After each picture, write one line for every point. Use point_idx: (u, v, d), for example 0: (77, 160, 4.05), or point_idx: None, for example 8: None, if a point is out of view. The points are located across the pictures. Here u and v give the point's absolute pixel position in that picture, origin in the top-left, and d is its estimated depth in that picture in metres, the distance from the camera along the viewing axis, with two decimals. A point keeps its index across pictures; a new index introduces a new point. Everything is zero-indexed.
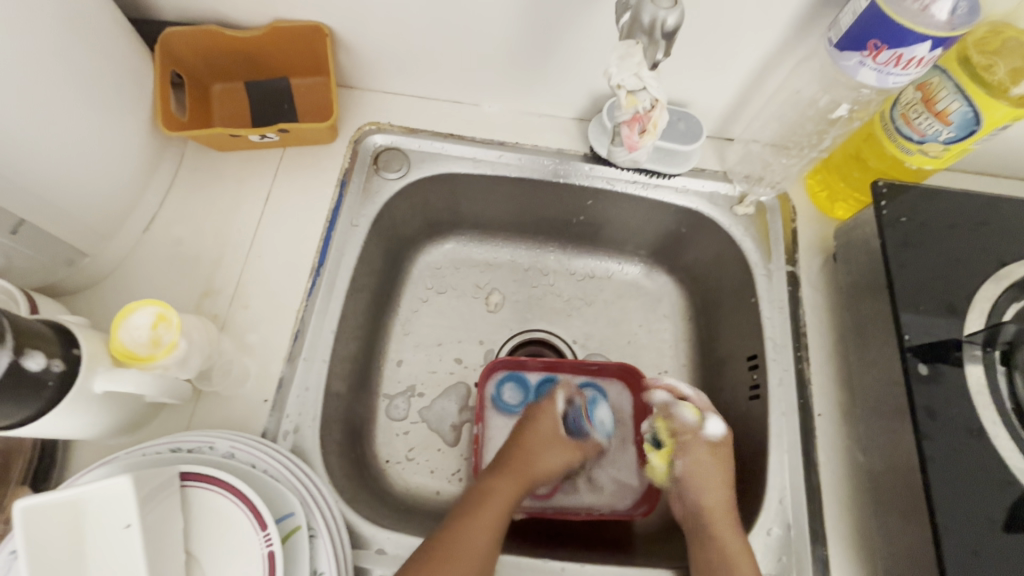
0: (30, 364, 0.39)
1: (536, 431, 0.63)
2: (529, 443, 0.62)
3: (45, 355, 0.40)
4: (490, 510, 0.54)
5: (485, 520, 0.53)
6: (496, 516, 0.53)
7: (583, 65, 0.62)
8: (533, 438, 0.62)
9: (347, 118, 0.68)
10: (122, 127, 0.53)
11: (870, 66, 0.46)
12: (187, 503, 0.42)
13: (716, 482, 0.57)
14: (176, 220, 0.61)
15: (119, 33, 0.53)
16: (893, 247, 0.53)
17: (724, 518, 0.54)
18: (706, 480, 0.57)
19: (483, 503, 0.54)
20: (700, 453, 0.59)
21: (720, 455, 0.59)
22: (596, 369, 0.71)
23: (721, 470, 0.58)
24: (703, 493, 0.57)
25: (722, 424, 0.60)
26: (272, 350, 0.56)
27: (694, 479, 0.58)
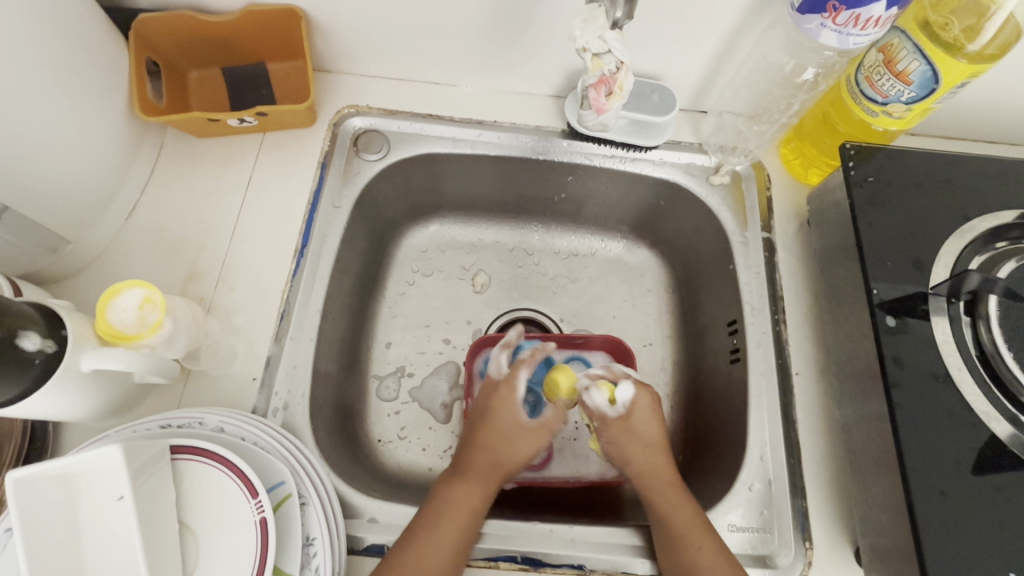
0: (25, 343, 0.41)
1: (506, 422, 0.59)
2: (501, 436, 0.58)
3: (40, 335, 0.42)
4: (459, 515, 0.52)
5: (456, 525, 0.51)
6: (459, 518, 0.52)
7: (557, 40, 0.63)
8: (509, 430, 0.59)
9: (326, 102, 0.68)
10: (99, 113, 0.53)
11: (831, 28, 0.48)
12: (178, 475, 0.43)
13: (650, 442, 0.58)
14: (159, 207, 0.62)
15: (91, 19, 0.53)
16: (861, 207, 0.55)
17: (672, 485, 0.55)
18: (638, 445, 0.57)
19: (452, 508, 0.52)
20: (612, 423, 0.58)
21: (648, 419, 0.58)
22: (582, 343, 0.72)
23: (648, 433, 0.58)
24: (653, 460, 0.57)
25: (634, 389, 0.58)
26: (259, 330, 0.57)
27: (623, 447, 0.58)
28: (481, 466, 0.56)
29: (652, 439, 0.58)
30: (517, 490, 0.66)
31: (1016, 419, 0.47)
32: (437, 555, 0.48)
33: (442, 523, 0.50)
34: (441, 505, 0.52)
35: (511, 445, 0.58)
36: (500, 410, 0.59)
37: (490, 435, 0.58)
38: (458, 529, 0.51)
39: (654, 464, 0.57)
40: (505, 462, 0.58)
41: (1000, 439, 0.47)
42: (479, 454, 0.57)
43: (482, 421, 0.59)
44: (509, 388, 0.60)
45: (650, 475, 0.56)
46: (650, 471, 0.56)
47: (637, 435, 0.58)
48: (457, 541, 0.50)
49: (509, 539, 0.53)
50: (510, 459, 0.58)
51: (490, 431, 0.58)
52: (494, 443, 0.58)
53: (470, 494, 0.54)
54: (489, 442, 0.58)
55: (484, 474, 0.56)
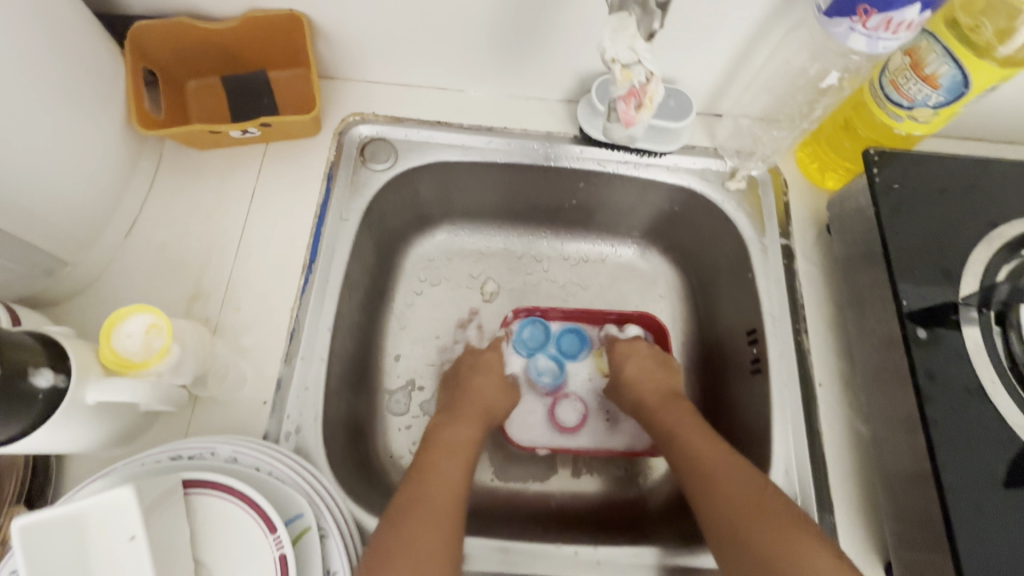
0: (40, 380, 0.39)
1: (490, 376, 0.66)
2: (489, 386, 0.65)
3: (54, 372, 0.40)
4: (458, 451, 0.56)
5: (452, 464, 0.54)
6: (462, 452, 0.56)
7: (569, 45, 0.61)
8: (491, 381, 0.66)
9: (331, 110, 0.66)
10: (94, 127, 0.51)
11: (860, 32, 0.46)
12: (191, 510, 0.41)
13: (650, 373, 0.65)
14: (160, 223, 0.59)
15: (84, 28, 0.50)
16: (887, 215, 0.54)
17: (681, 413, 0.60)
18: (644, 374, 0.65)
19: (451, 445, 0.56)
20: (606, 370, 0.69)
21: (646, 356, 0.66)
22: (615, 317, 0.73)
23: (643, 365, 0.65)
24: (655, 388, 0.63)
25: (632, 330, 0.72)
26: (269, 350, 0.55)
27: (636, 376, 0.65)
28: (475, 411, 0.62)
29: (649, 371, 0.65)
30: (534, 504, 0.66)
31: None
32: (436, 490, 0.51)
33: (441, 463, 0.54)
34: (440, 444, 0.56)
35: (497, 395, 0.65)
36: (492, 367, 0.68)
37: (478, 385, 0.65)
38: (457, 466, 0.54)
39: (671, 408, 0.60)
40: (495, 409, 0.64)
41: None
42: (473, 402, 0.63)
43: (469, 374, 0.66)
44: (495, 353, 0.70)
45: (664, 416, 0.60)
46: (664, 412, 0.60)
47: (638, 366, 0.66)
48: (455, 475, 0.53)
49: (533, 564, 0.51)
50: (497, 408, 0.64)
51: (479, 379, 0.65)
52: (484, 390, 0.65)
53: (464, 434, 0.58)
54: (478, 390, 0.64)
55: (477, 417, 0.61)
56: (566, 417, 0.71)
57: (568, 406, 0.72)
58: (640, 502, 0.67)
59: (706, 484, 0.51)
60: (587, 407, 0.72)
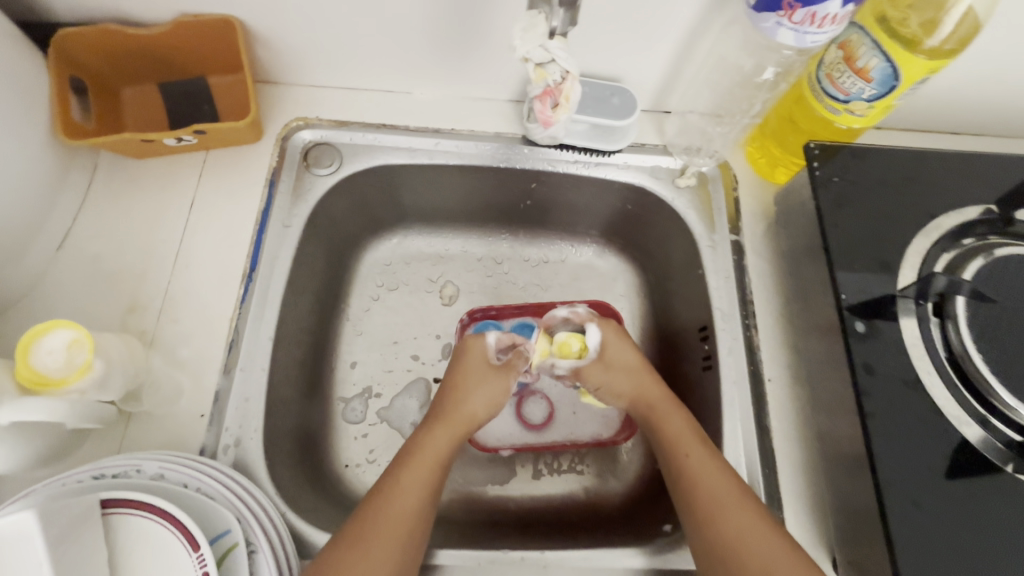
0: None
1: (474, 364, 0.62)
2: (472, 382, 0.61)
3: None
4: (428, 461, 0.53)
5: (425, 479, 0.52)
6: (432, 465, 0.53)
7: (511, 44, 0.60)
8: (475, 373, 0.61)
9: (273, 115, 0.65)
10: (15, 138, 0.49)
11: (788, 26, 0.46)
12: (111, 530, 0.39)
13: (629, 367, 0.62)
14: (95, 234, 0.58)
15: (1, 37, 0.49)
16: (827, 208, 0.54)
17: (668, 406, 0.58)
18: (619, 373, 0.62)
19: (420, 455, 0.53)
20: (590, 367, 0.63)
21: (626, 345, 0.63)
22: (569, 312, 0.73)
23: (625, 366, 0.62)
24: (639, 381, 0.61)
25: (600, 330, 0.64)
26: (207, 362, 0.54)
27: (609, 383, 0.62)
28: (460, 413, 0.59)
29: (632, 364, 0.62)
30: (493, 510, 0.65)
31: (986, 421, 0.47)
32: (402, 509, 0.49)
33: (410, 474, 0.52)
34: (411, 453, 0.54)
35: (487, 395, 0.61)
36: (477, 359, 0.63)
37: (460, 381, 0.61)
38: (422, 478, 0.52)
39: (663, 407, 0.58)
40: (479, 409, 0.60)
41: (972, 444, 0.46)
42: (455, 403, 0.59)
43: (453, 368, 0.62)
44: (465, 347, 0.63)
45: (658, 418, 0.57)
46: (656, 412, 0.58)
47: (615, 367, 0.62)
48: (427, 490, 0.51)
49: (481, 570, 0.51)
50: (484, 409, 0.61)
51: (460, 375, 0.61)
52: (467, 385, 0.61)
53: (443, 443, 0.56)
54: (461, 388, 0.60)
55: (457, 421, 0.58)
56: (535, 415, 0.72)
57: (535, 402, 0.72)
58: (601, 505, 0.66)
59: (689, 491, 0.51)
60: (553, 404, 0.73)
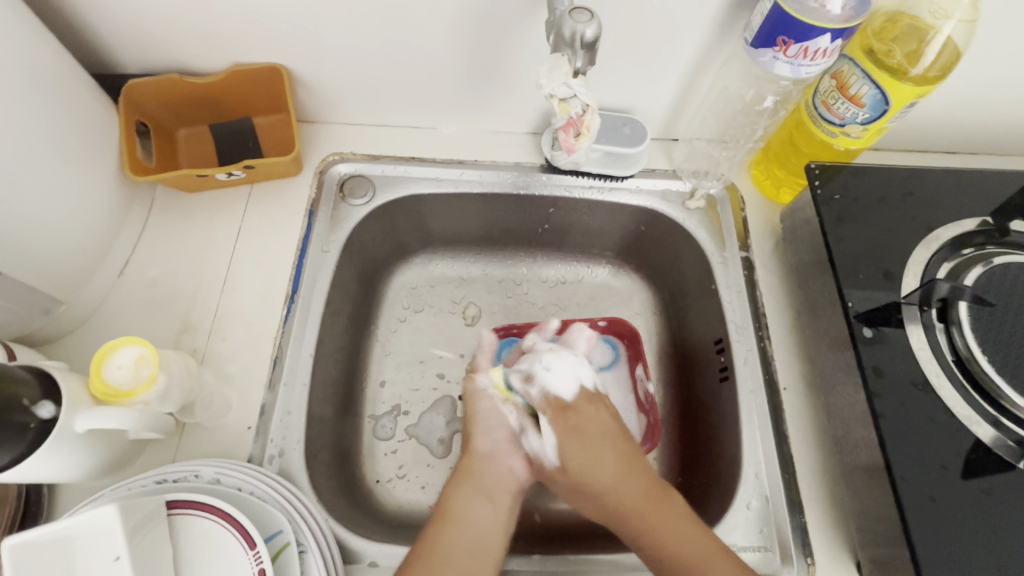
0: (40, 412, 0.42)
1: (484, 407, 0.62)
2: (480, 426, 0.61)
3: (55, 404, 0.44)
4: (461, 525, 0.53)
5: (467, 539, 0.52)
6: (463, 528, 0.53)
7: (528, 83, 0.66)
8: (482, 413, 0.62)
9: (312, 151, 0.71)
10: (90, 177, 0.55)
11: (783, 59, 0.51)
12: (174, 530, 0.43)
13: (595, 449, 0.58)
14: (151, 262, 0.63)
15: (83, 88, 0.55)
16: (829, 223, 0.58)
17: (659, 512, 0.53)
18: (580, 447, 0.57)
19: (451, 520, 0.54)
20: (555, 424, 0.59)
21: (601, 421, 0.59)
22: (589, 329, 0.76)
23: (598, 445, 0.58)
24: (622, 484, 0.56)
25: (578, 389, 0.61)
26: (253, 378, 0.58)
27: (582, 454, 0.57)
28: (470, 468, 0.58)
29: (609, 447, 0.58)
30: (520, 521, 0.67)
31: (997, 422, 0.49)
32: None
33: (445, 540, 0.51)
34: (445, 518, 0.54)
35: (491, 436, 0.61)
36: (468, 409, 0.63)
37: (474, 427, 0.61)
38: (457, 544, 0.51)
39: (627, 488, 0.55)
40: (486, 456, 0.59)
41: (983, 442, 0.48)
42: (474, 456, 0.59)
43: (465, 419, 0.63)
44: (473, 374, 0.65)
45: (650, 529, 0.52)
46: (630, 511, 0.54)
47: (579, 436, 0.58)
48: (475, 551, 0.52)
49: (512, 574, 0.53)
50: (494, 453, 0.59)
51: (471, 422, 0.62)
52: (479, 430, 0.61)
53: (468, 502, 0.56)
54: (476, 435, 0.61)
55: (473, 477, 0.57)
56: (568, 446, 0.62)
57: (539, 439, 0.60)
58: None
59: None
60: None
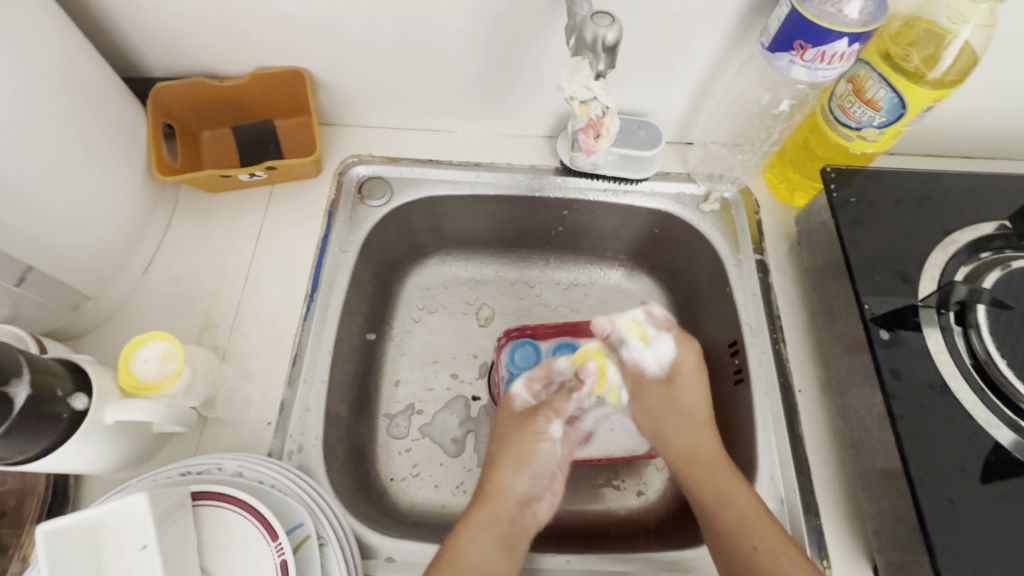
0: (76, 403, 0.44)
1: (515, 431, 0.60)
2: (513, 462, 0.58)
3: (88, 395, 0.45)
4: (491, 533, 0.54)
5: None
6: (494, 551, 0.52)
7: (544, 86, 0.67)
8: (514, 445, 0.59)
9: (331, 153, 0.72)
10: (119, 177, 0.57)
11: (800, 63, 0.51)
12: (199, 521, 0.44)
13: (690, 413, 0.62)
14: (175, 260, 0.64)
15: (114, 91, 0.57)
16: (845, 226, 0.58)
17: (727, 475, 0.56)
18: (677, 413, 0.62)
19: (469, 537, 0.53)
20: (656, 388, 0.64)
21: (694, 389, 0.63)
22: None
23: (686, 413, 0.62)
24: (697, 442, 0.60)
25: (677, 353, 0.64)
26: (273, 375, 0.59)
27: (661, 417, 0.63)
28: (501, 511, 0.55)
29: (697, 413, 0.62)
30: None
31: (1017, 426, 0.48)
32: None
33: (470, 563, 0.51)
34: (459, 535, 0.53)
35: (534, 480, 0.58)
36: (512, 438, 0.59)
37: (504, 455, 0.58)
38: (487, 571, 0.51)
39: (703, 459, 0.58)
40: (521, 499, 0.57)
41: (1002, 445, 0.48)
42: (495, 480, 0.57)
43: (496, 445, 0.60)
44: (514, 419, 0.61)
45: (722, 499, 0.54)
46: (699, 475, 0.57)
47: (671, 400, 0.63)
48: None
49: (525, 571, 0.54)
50: (527, 498, 0.57)
51: (507, 449, 0.59)
52: (511, 458, 0.58)
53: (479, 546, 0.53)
54: (502, 465, 0.58)
55: (500, 502, 0.56)
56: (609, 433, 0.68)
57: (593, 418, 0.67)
58: (635, 518, 0.68)
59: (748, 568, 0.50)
60: None
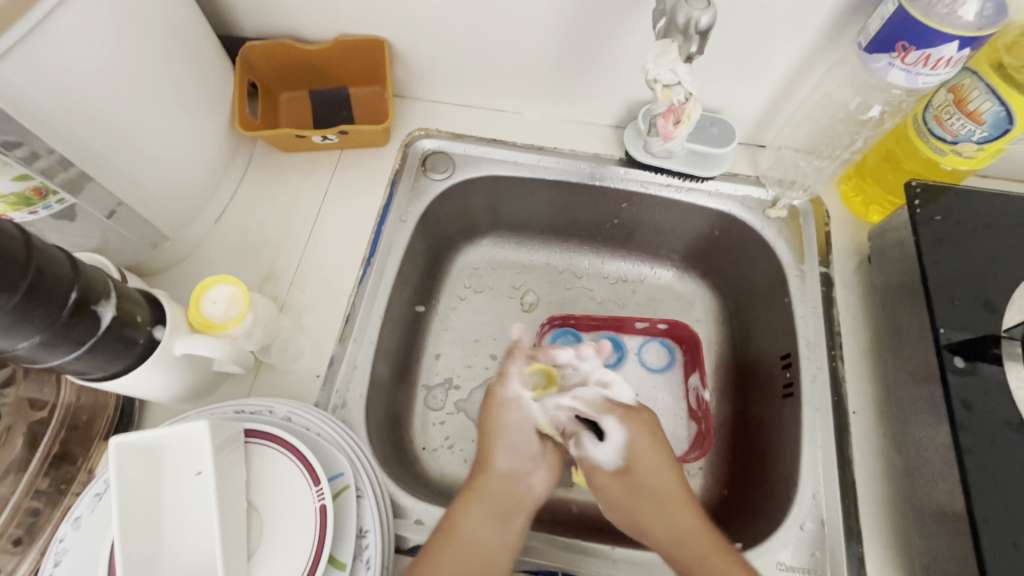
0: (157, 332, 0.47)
1: (503, 411, 0.61)
2: (498, 436, 0.60)
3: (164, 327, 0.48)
4: (489, 512, 0.55)
5: (469, 561, 0.50)
6: (486, 518, 0.54)
7: (619, 73, 0.66)
8: (502, 421, 0.61)
9: (400, 125, 0.74)
10: (205, 127, 0.60)
11: (899, 66, 0.49)
12: (249, 456, 0.46)
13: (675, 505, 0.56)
14: (245, 213, 0.67)
15: (209, 45, 0.60)
16: (927, 245, 0.54)
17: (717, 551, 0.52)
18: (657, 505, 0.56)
19: (468, 507, 0.54)
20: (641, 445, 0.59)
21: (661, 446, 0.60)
22: (647, 328, 0.76)
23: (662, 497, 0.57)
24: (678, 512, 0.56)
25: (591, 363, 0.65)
26: (326, 331, 0.61)
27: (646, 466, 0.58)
28: (489, 488, 0.57)
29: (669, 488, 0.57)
30: (555, 510, 0.66)
31: None
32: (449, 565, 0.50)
33: (468, 519, 0.53)
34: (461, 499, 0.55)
35: (514, 454, 0.60)
36: (492, 417, 0.61)
37: (490, 424, 0.61)
38: (484, 529, 0.53)
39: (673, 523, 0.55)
40: (506, 473, 0.59)
41: None
42: (484, 464, 0.59)
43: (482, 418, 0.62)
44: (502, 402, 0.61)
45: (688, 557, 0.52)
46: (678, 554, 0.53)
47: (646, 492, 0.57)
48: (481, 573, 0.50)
49: (549, 554, 0.55)
50: (515, 472, 0.59)
51: (492, 427, 0.61)
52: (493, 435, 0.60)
53: (478, 521, 0.53)
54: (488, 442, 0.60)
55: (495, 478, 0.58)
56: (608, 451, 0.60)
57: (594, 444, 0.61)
58: None
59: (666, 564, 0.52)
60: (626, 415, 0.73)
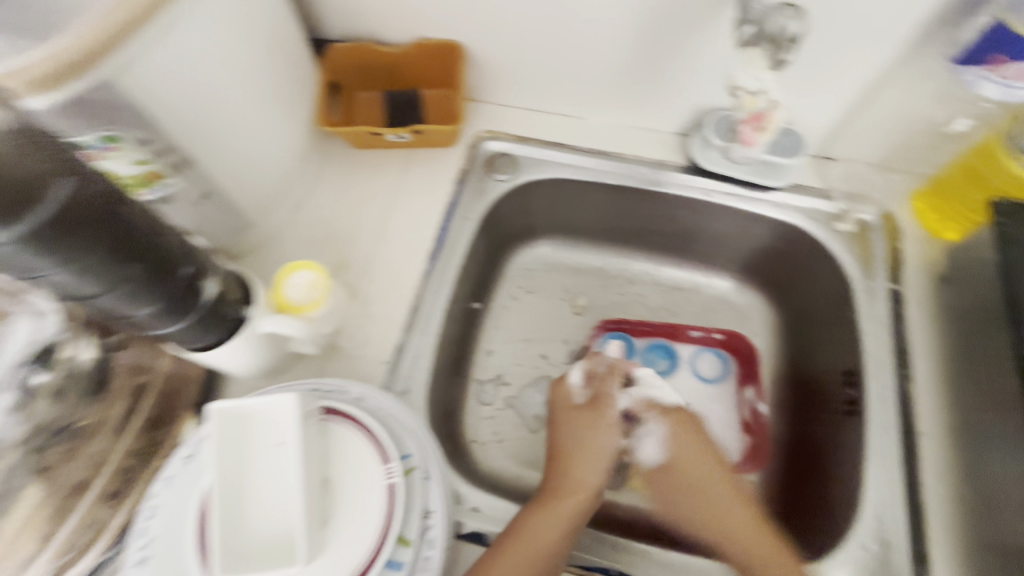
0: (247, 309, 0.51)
1: (593, 418, 0.62)
2: (583, 441, 0.60)
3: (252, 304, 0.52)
4: (562, 514, 0.54)
5: (536, 562, 0.50)
6: (561, 519, 0.53)
7: (690, 82, 0.67)
8: (585, 427, 0.61)
9: (468, 126, 0.76)
10: (292, 122, 0.64)
11: (991, 80, 0.50)
12: (325, 431, 0.48)
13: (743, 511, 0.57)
14: (319, 205, 0.71)
15: (301, 46, 0.64)
16: (1011, 264, 0.53)
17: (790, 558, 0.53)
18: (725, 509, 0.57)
19: (544, 508, 0.54)
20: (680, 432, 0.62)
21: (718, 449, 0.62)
22: (701, 338, 0.78)
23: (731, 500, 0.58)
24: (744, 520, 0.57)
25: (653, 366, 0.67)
26: (392, 321, 0.63)
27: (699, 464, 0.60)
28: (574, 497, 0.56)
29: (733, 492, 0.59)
30: (601, 511, 0.67)
31: None
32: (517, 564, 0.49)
33: (544, 519, 0.53)
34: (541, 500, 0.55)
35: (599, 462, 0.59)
36: (578, 427, 0.61)
37: (571, 425, 0.61)
38: (558, 530, 0.53)
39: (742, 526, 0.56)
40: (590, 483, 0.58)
41: None
42: (562, 467, 0.59)
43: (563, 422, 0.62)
44: (593, 412, 0.62)
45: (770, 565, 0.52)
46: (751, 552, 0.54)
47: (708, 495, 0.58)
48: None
49: (602, 551, 0.55)
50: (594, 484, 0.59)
51: (576, 431, 0.61)
52: (575, 441, 0.60)
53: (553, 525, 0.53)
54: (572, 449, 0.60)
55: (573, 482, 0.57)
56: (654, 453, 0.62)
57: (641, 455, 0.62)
58: None
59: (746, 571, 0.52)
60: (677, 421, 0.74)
